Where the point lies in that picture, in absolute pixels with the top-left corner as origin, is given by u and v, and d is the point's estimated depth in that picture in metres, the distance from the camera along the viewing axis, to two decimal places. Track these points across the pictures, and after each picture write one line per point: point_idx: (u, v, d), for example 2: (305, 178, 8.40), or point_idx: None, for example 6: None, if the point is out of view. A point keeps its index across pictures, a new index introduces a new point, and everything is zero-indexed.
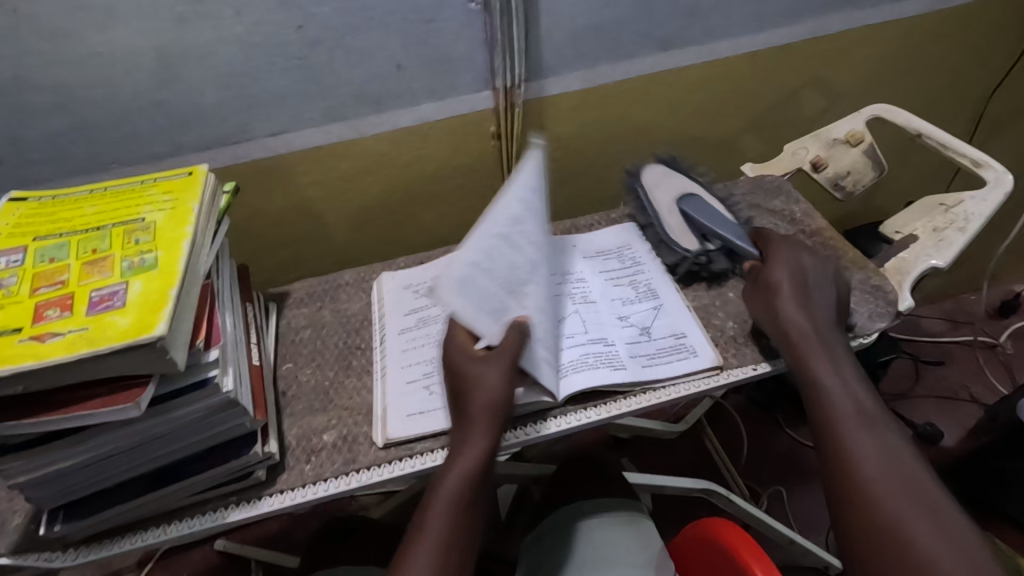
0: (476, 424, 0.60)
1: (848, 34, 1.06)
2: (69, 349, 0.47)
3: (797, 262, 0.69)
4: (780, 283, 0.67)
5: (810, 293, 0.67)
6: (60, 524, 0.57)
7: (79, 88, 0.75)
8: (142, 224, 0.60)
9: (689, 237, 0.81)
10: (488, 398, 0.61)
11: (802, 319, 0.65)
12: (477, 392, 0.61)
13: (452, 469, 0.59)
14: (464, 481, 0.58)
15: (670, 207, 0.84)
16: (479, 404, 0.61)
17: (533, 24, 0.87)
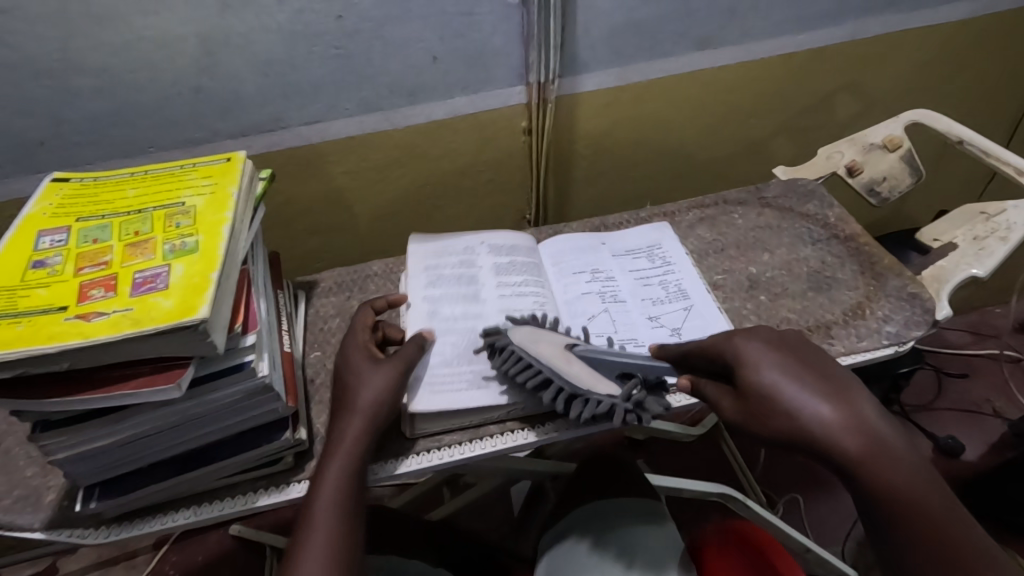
0: (355, 417, 0.61)
1: (886, 37, 1.04)
2: (114, 329, 0.48)
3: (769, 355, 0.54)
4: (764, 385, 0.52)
5: (796, 355, 0.54)
6: (95, 501, 0.58)
7: (121, 72, 0.76)
8: (183, 208, 0.61)
9: (604, 383, 0.61)
10: (376, 394, 0.62)
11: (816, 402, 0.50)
12: (362, 389, 0.62)
13: (334, 462, 0.58)
14: (345, 466, 0.58)
15: (563, 355, 0.64)
16: (364, 400, 0.62)
17: (570, 19, 0.87)
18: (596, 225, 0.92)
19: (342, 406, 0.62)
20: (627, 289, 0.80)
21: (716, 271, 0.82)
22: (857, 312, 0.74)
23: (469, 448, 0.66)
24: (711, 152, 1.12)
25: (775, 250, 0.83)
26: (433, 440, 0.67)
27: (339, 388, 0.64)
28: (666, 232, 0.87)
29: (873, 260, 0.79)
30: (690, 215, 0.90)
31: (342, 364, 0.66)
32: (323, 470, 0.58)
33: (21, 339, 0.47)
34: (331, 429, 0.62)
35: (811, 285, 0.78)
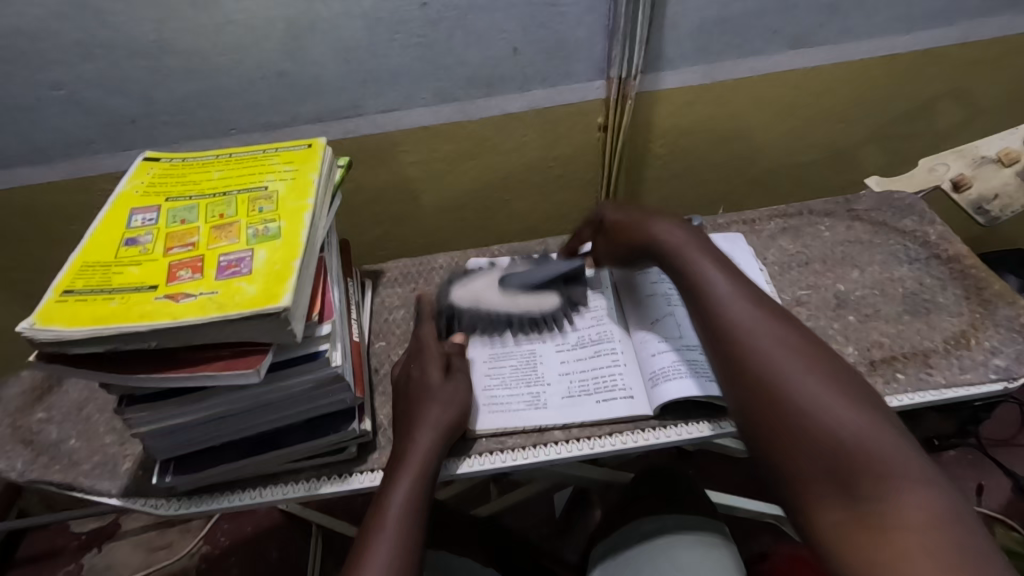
0: (429, 424, 0.62)
1: (1004, 41, 0.95)
2: (201, 311, 0.48)
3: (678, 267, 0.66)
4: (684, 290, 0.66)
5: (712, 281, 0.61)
6: (171, 475, 0.59)
7: (212, 54, 0.77)
8: (265, 192, 0.61)
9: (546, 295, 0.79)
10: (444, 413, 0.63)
11: (704, 263, 0.59)
12: (433, 404, 0.64)
13: (409, 466, 0.59)
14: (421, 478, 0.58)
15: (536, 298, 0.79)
16: (436, 414, 0.63)
17: (658, 13, 0.83)
18: None
19: (412, 414, 0.63)
20: None
21: (800, 285, 0.76)
22: (960, 341, 0.67)
23: (532, 453, 0.65)
24: (794, 157, 1.05)
25: (866, 267, 0.77)
26: (496, 442, 0.66)
27: (406, 394, 0.66)
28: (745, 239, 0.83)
29: (981, 285, 0.72)
30: (772, 224, 0.85)
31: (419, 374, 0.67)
32: (398, 473, 0.59)
33: (114, 316, 0.48)
34: (401, 434, 0.63)
35: (907, 308, 0.72)
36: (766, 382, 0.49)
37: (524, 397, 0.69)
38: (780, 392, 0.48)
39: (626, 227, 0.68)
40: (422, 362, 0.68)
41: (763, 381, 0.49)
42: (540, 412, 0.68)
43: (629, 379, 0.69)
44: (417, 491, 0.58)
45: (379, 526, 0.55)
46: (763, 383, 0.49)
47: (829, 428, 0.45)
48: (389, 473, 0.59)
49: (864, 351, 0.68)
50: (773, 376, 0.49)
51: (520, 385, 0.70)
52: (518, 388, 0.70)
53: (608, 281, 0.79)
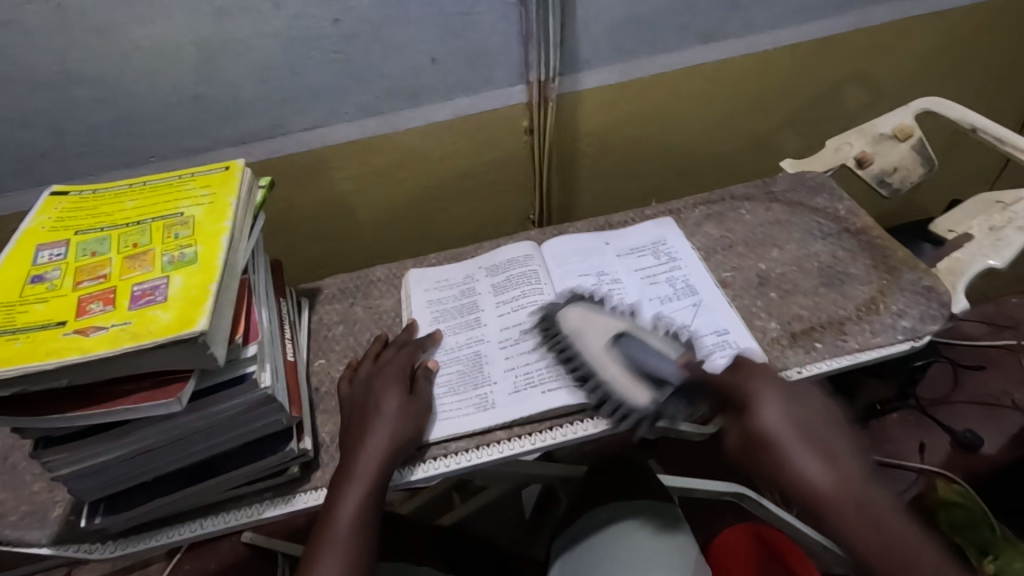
0: (371, 439, 0.62)
1: (894, 25, 1.02)
2: (113, 343, 0.47)
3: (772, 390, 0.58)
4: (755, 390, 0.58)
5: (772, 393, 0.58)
6: (101, 516, 0.58)
7: (121, 82, 0.76)
8: (181, 218, 0.60)
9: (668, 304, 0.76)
10: (394, 430, 0.63)
11: (774, 423, 0.55)
12: (382, 421, 0.63)
13: (352, 486, 0.59)
14: (366, 498, 0.58)
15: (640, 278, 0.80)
16: (384, 431, 0.62)
17: (570, 17, 0.85)
18: (600, 224, 0.90)
19: (359, 428, 0.63)
20: (631, 288, 0.79)
21: (724, 267, 0.80)
22: (871, 307, 0.72)
23: (476, 454, 0.65)
24: (717, 147, 1.10)
25: (784, 246, 0.81)
26: (441, 446, 0.66)
27: (357, 408, 0.65)
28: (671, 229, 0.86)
29: (886, 254, 0.77)
30: (696, 212, 0.89)
31: (367, 386, 0.67)
32: (342, 493, 0.58)
33: (20, 356, 0.46)
34: (348, 449, 0.62)
35: (822, 280, 0.76)
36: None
37: (469, 401, 0.69)
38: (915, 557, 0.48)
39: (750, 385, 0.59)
40: (381, 378, 0.68)
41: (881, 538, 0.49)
42: (485, 413, 0.68)
43: (574, 370, 0.70)
44: (362, 511, 0.58)
45: (323, 549, 0.56)
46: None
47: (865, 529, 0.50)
48: (335, 491, 0.59)
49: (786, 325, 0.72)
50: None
51: (466, 388, 0.71)
52: (463, 392, 0.70)
53: (545, 281, 0.80)
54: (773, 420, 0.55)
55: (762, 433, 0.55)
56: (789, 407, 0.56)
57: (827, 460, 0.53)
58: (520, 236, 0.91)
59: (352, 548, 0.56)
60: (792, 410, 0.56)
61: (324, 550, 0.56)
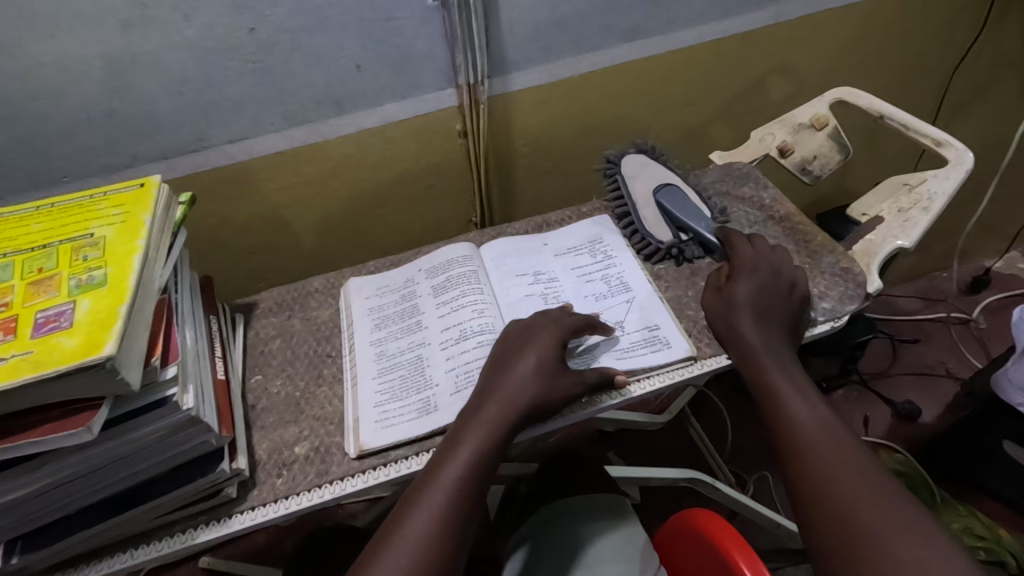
0: (493, 404, 0.60)
1: (810, 19, 1.06)
2: (11, 375, 0.45)
3: (758, 280, 0.68)
4: (741, 301, 0.67)
5: (765, 310, 0.66)
6: (18, 556, 0.55)
7: (25, 100, 0.72)
8: (90, 240, 0.58)
9: (663, 229, 0.83)
10: (541, 388, 0.62)
11: (751, 330, 0.64)
12: (524, 386, 0.61)
13: (467, 440, 0.57)
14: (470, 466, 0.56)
15: (646, 198, 0.85)
16: (513, 388, 0.61)
17: (494, 18, 0.86)
18: (538, 224, 0.91)
19: (491, 390, 0.61)
20: (569, 287, 0.80)
21: (657, 260, 0.82)
22: None
23: (415, 461, 0.65)
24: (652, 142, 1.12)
25: None
26: (380, 456, 0.65)
27: (497, 366, 0.64)
28: (607, 225, 0.87)
29: (807, 238, 0.81)
30: None
31: None
32: (456, 448, 0.57)
33: None
34: (468, 414, 0.60)
35: None
36: (853, 526, 0.47)
37: (407, 408, 0.69)
38: (828, 468, 0.52)
39: (729, 308, 0.68)
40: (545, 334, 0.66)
41: (796, 446, 0.54)
42: (424, 420, 0.67)
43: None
44: (471, 467, 0.56)
45: (412, 508, 0.53)
46: (852, 540, 0.47)
47: (789, 427, 0.56)
48: (449, 444, 0.58)
49: None
50: (846, 513, 0.48)
51: (405, 395, 0.70)
52: (402, 400, 0.70)
53: (484, 281, 0.80)
54: (753, 330, 0.64)
55: (739, 343, 0.65)
56: (760, 326, 0.65)
57: (781, 364, 0.61)
58: (460, 238, 0.90)
59: (450, 507, 0.53)
60: (762, 308, 0.66)
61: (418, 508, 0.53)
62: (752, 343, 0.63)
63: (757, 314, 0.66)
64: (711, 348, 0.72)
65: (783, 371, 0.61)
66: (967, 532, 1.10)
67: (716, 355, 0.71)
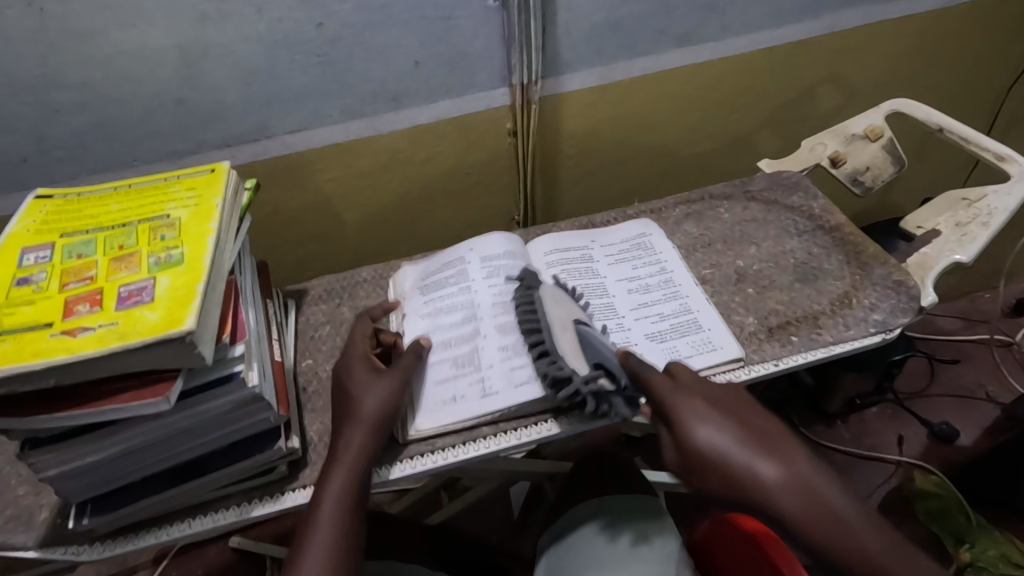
0: (359, 424, 0.62)
1: (864, 29, 1.05)
2: (100, 344, 0.48)
3: (676, 404, 0.59)
4: (680, 415, 0.58)
5: (706, 417, 0.58)
6: (88, 517, 0.58)
7: (104, 86, 0.76)
8: (167, 220, 0.61)
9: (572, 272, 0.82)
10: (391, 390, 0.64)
11: (712, 438, 0.56)
12: (365, 394, 0.64)
13: (348, 447, 0.60)
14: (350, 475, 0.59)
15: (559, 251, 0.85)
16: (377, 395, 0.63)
17: (551, 20, 0.87)
18: (583, 223, 0.91)
19: (344, 410, 0.63)
20: (613, 285, 0.80)
21: (704, 265, 0.82)
22: (844, 301, 0.74)
23: (462, 450, 0.66)
24: (696, 148, 1.12)
25: (762, 243, 0.84)
26: (428, 443, 0.66)
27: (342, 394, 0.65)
28: (654, 227, 0.88)
29: (858, 250, 0.80)
30: (677, 211, 0.91)
31: (343, 373, 0.67)
32: (328, 476, 0.59)
33: (7, 357, 0.47)
34: (335, 430, 0.63)
35: (798, 277, 0.78)
36: None
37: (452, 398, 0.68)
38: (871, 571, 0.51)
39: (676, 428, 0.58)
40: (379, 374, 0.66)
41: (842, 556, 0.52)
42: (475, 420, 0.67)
43: (497, 383, 0.68)
44: (349, 489, 0.58)
45: (311, 533, 0.56)
46: None
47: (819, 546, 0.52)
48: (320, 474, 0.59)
49: (762, 320, 0.74)
50: None
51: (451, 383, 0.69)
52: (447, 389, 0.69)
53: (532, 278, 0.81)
54: (709, 446, 0.56)
55: (712, 471, 0.55)
56: (713, 428, 0.57)
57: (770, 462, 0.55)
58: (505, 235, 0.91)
59: (342, 527, 0.56)
60: (702, 415, 0.58)
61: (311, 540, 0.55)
62: (752, 472, 0.54)
63: (721, 428, 0.57)
64: (759, 354, 0.71)
65: (775, 485, 0.54)
66: (1004, 559, 1.08)
67: (764, 361, 0.70)
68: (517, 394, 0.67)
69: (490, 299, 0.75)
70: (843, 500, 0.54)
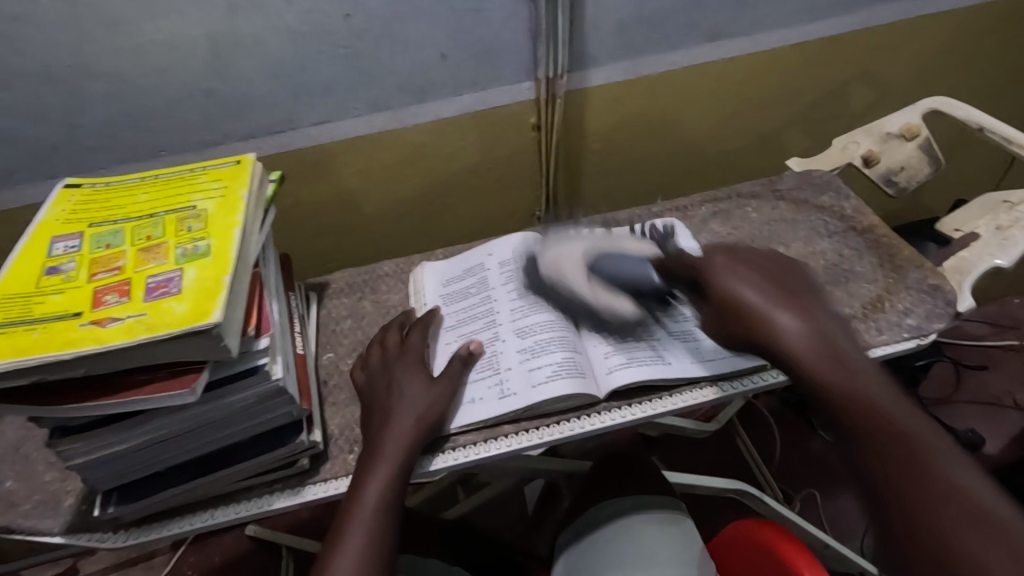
0: (398, 428, 0.62)
1: (901, 25, 1.02)
2: (129, 334, 0.48)
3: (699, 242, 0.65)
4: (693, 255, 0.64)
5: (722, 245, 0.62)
6: (113, 506, 0.58)
7: (133, 76, 0.76)
8: (194, 211, 0.61)
9: (619, 297, 0.75)
10: (434, 400, 0.65)
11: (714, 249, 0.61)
12: (404, 405, 0.64)
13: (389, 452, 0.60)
14: (390, 481, 0.58)
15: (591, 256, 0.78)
16: (416, 406, 0.64)
17: (580, 13, 0.85)
18: (607, 220, 0.90)
19: (383, 413, 0.63)
20: None
21: None
22: (876, 305, 0.72)
23: (483, 448, 0.65)
24: (723, 146, 1.10)
25: (791, 243, 0.82)
26: (450, 440, 0.66)
27: (384, 394, 0.65)
28: (681, 222, 0.86)
29: (892, 252, 0.78)
30: (703, 209, 0.89)
31: (391, 375, 0.67)
32: (365, 481, 0.58)
33: (37, 346, 0.47)
34: (373, 433, 0.62)
35: (828, 279, 0.76)
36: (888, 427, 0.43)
37: (475, 397, 0.68)
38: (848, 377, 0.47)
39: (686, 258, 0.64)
40: (410, 364, 0.68)
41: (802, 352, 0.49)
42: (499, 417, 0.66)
43: (515, 384, 0.68)
44: (385, 497, 0.57)
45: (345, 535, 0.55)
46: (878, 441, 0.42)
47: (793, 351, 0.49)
48: (359, 476, 0.59)
49: None
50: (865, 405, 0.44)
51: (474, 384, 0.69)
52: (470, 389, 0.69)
53: (555, 275, 0.79)
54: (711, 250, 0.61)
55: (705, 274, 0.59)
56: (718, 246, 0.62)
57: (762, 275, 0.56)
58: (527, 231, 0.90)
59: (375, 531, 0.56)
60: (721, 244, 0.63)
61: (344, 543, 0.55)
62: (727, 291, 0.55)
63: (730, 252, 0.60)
64: None
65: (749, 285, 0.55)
66: None
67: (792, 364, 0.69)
68: (536, 392, 0.66)
69: (507, 306, 0.76)
70: (829, 346, 0.49)
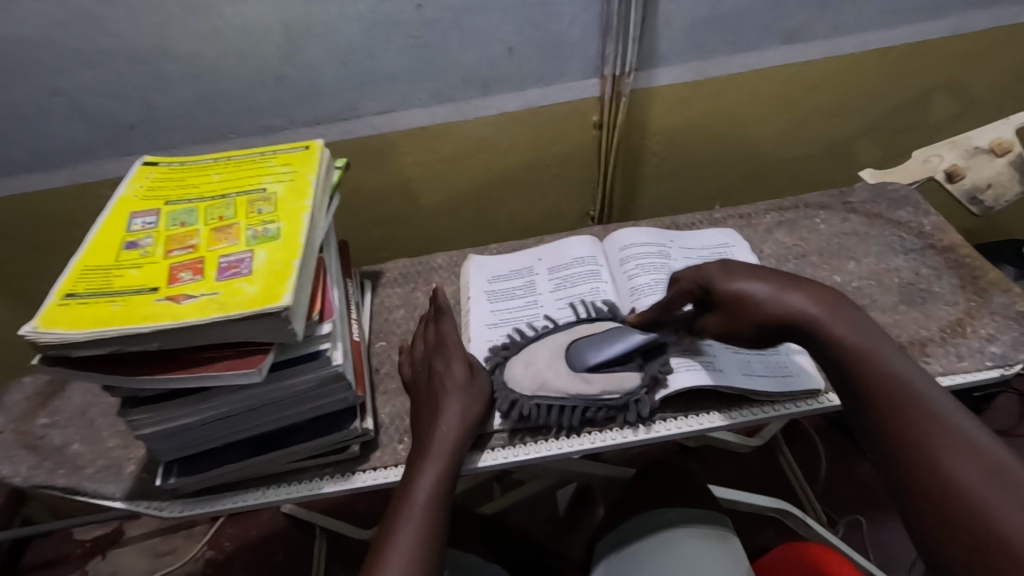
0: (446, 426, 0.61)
1: (994, 32, 0.96)
2: (202, 312, 0.49)
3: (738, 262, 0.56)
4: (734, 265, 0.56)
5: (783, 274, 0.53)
6: (174, 477, 0.60)
7: (211, 60, 0.78)
8: (263, 194, 0.62)
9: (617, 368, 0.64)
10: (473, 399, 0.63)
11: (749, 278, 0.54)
12: (450, 400, 0.62)
13: (438, 450, 0.59)
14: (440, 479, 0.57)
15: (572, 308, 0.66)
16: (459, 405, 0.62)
17: (652, 10, 0.83)
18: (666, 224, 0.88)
19: (430, 410, 0.62)
20: None
21: None
22: (956, 329, 0.68)
23: (534, 448, 0.64)
24: (788, 153, 1.06)
25: (862, 259, 0.78)
26: (499, 437, 0.65)
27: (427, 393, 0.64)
28: (735, 233, 0.83)
29: (976, 274, 0.73)
30: (768, 218, 0.86)
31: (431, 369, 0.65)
32: (417, 474, 0.57)
33: (116, 318, 0.48)
34: (420, 431, 0.62)
35: (903, 298, 0.72)
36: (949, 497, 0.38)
37: None
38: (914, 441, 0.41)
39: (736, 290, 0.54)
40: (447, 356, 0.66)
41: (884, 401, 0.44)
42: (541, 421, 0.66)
43: None
44: (436, 492, 0.56)
45: (395, 527, 0.53)
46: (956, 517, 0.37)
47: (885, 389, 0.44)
48: (408, 472, 0.58)
49: None
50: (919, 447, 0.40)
51: None
52: None
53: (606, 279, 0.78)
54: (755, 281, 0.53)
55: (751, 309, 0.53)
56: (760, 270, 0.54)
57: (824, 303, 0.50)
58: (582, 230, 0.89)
59: (426, 525, 0.54)
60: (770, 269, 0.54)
61: (395, 537, 0.53)
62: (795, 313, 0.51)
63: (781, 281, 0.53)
64: None
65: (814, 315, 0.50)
66: None
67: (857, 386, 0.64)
68: None
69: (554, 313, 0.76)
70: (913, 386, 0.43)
